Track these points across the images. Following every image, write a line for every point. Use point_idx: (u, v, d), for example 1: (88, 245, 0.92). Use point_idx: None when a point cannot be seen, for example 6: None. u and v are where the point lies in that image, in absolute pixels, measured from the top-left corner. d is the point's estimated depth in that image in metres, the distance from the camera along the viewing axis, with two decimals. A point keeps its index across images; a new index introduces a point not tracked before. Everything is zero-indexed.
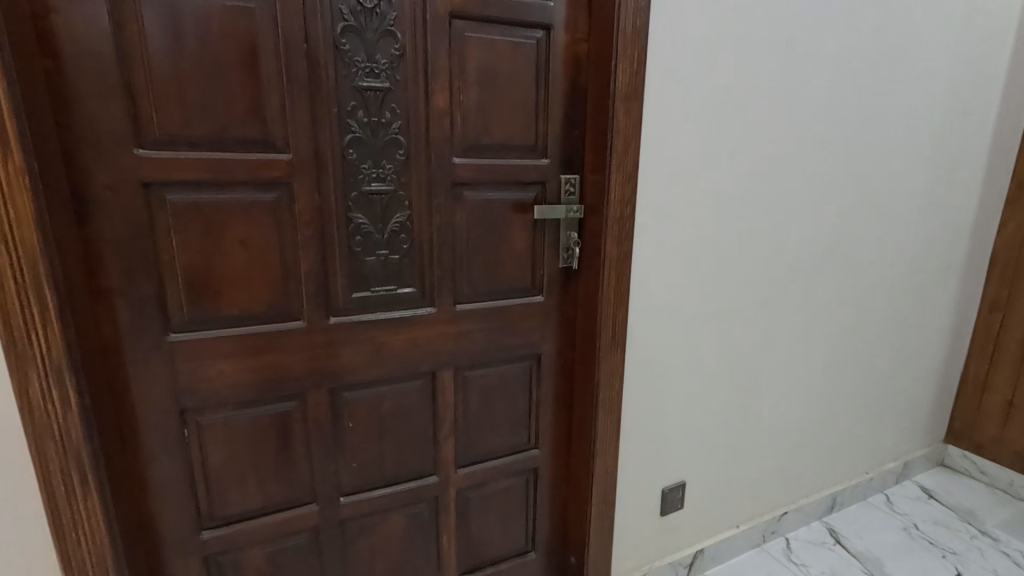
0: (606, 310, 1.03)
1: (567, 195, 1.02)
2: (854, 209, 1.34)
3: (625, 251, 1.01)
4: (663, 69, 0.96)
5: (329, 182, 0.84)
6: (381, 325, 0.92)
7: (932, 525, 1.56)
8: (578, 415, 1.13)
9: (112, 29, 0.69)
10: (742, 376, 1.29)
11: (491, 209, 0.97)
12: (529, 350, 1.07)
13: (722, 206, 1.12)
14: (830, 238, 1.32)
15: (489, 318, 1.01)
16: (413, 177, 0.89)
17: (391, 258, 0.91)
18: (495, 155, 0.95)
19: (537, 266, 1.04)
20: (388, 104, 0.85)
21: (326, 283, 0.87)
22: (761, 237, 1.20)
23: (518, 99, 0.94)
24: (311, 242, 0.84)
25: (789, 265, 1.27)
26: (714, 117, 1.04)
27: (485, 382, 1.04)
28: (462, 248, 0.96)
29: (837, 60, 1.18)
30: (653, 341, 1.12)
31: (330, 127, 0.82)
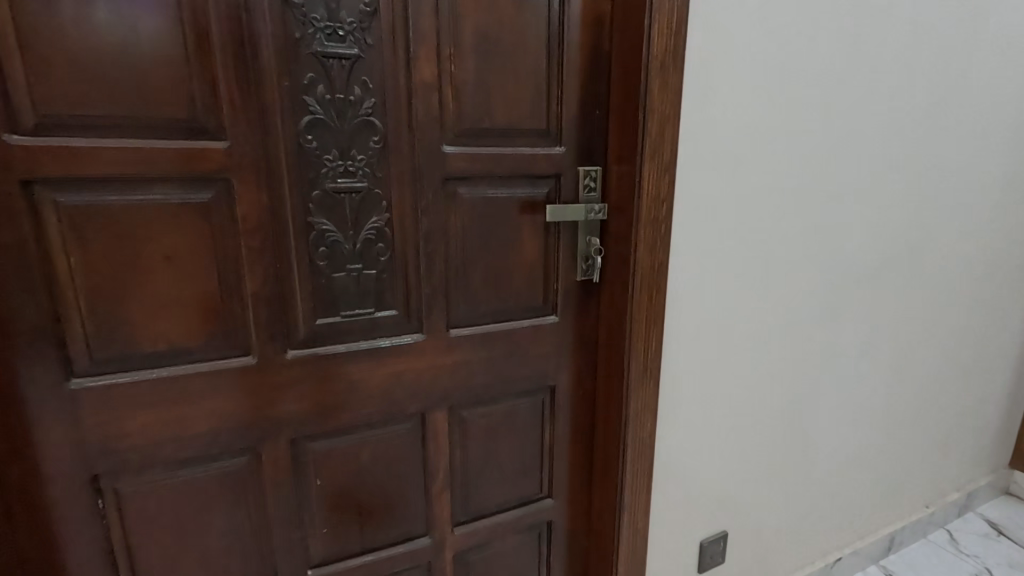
0: (637, 335, 0.83)
1: (586, 192, 0.82)
2: (926, 205, 1.13)
3: (661, 261, 0.81)
4: (709, 31, 0.76)
5: (281, 178, 0.64)
6: (355, 358, 0.73)
7: (1006, 569, 1.35)
8: (601, 458, 0.94)
9: None
10: (794, 404, 1.09)
11: (492, 211, 0.77)
12: (541, 383, 0.87)
13: (776, 204, 0.91)
14: (897, 241, 1.11)
15: (492, 345, 0.82)
16: (392, 170, 0.70)
17: (367, 274, 0.72)
18: (496, 142, 0.76)
19: (550, 280, 0.84)
20: (358, 76, 0.66)
21: (283, 308, 0.68)
22: (820, 241, 0.99)
23: (524, 72, 0.75)
24: (260, 256, 0.65)
25: (850, 273, 1.06)
26: (769, 93, 0.84)
27: (489, 422, 0.85)
28: (457, 259, 0.77)
29: (912, 25, 0.97)
30: (692, 370, 0.92)
31: (280, 107, 0.63)
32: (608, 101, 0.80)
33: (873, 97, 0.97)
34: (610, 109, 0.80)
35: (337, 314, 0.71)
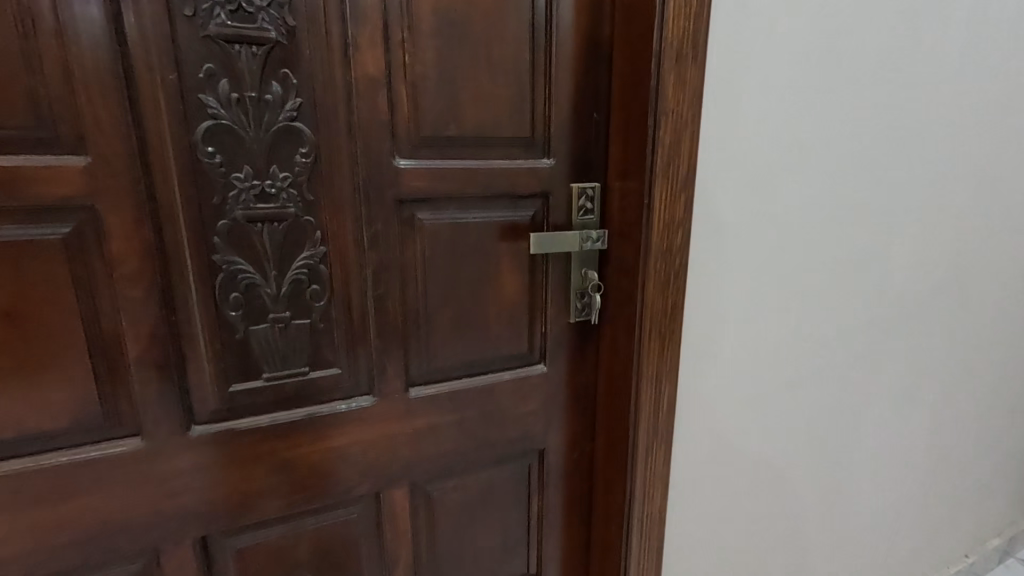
0: (646, 393, 0.66)
1: (581, 215, 0.66)
2: (990, 224, 0.95)
3: (676, 302, 0.64)
4: (739, 11, 0.59)
5: (174, 204, 0.49)
6: (285, 430, 0.57)
7: None
8: (600, 532, 0.77)
9: None
10: (827, 457, 0.92)
11: (462, 241, 0.61)
12: (527, 446, 0.71)
13: (813, 228, 0.74)
14: (955, 265, 0.94)
15: (463, 406, 0.66)
16: (328, 191, 0.54)
17: (297, 324, 0.56)
18: (466, 154, 0.59)
19: (536, 323, 0.68)
20: (276, 67, 0.49)
21: (183, 372, 0.52)
22: (863, 269, 0.82)
23: (501, 64, 0.58)
24: (148, 307, 0.50)
25: (898, 305, 0.90)
26: (810, 90, 0.67)
27: (462, 497, 0.69)
28: (417, 302, 0.61)
29: (983, 7, 0.80)
30: (709, 429, 0.75)
31: (167, 110, 0.47)
32: (609, 101, 0.63)
33: (935, 94, 0.80)
34: (612, 111, 0.63)
35: (260, 377, 0.56)
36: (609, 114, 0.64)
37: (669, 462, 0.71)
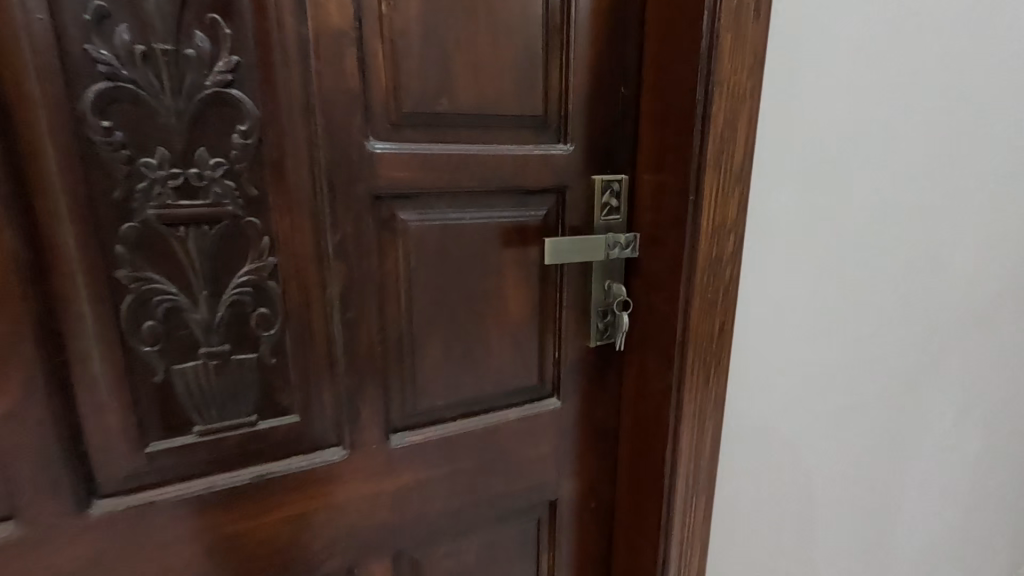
0: (687, 436, 0.53)
1: (605, 215, 0.53)
2: None
3: (723, 325, 0.51)
4: None
5: (56, 200, 0.35)
6: (225, 498, 0.44)
7: None
8: None
9: None
10: (919, 522, 0.75)
11: (455, 248, 0.48)
12: (535, 498, 0.58)
13: (906, 234, 0.59)
14: None
15: (458, 454, 0.53)
16: (278, 184, 0.41)
17: (239, 359, 0.42)
18: (461, 137, 0.46)
19: (546, 348, 0.55)
20: (201, 10, 0.36)
21: (79, 430, 0.39)
22: (973, 287, 0.65)
23: (506, 20, 0.45)
24: (22, 345, 0.36)
25: (1011, 334, 0.72)
26: (907, 58, 0.52)
27: (457, 564, 0.56)
28: (398, 328, 0.48)
29: None
30: (766, 482, 0.61)
31: (39, 68, 0.33)
32: (641, 71, 0.50)
33: None
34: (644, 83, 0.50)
35: (190, 432, 0.42)
36: (641, 87, 0.51)
37: (710, 518, 0.58)
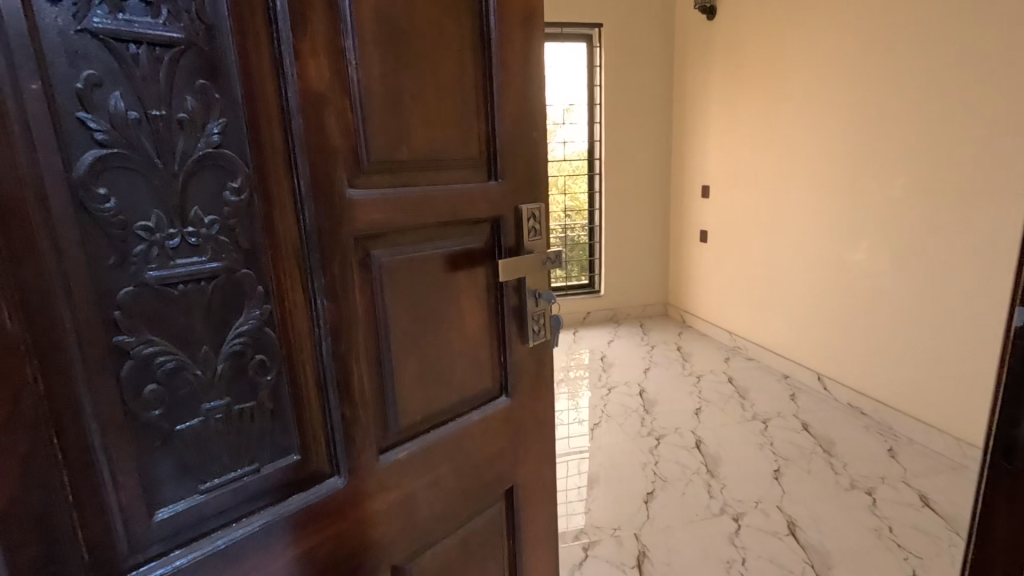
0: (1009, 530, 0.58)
1: (530, 235, 0.80)
2: (782, 450, 2.61)
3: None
4: None
5: (84, 272, 0.43)
6: (300, 510, 0.59)
7: (788, 445, 2.67)
8: (545, 539, 0.94)
9: (338, 302, 0.60)
10: (689, 466, 2.55)
11: (431, 262, 0.69)
12: (494, 482, 0.83)
13: None
14: (733, 437, 2.79)
15: (432, 461, 0.72)
16: (269, 238, 0.54)
17: (239, 408, 0.54)
18: (424, 177, 0.66)
19: (491, 351, 0.80)
20: (192, 111, 0.48)
21: (139, 472, 0.47)
22: None
23: (443, 85, 0.67)
24: (7, 436, 0.40)
25: None
26: None
27: (445, 556, 0.76)
28: (385, 331, 0.65)
29: None
30: None
31: (29, 117, 0.39)
32: (534, 118, 0.79)
33: None
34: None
35: (198, 490, 0.51)
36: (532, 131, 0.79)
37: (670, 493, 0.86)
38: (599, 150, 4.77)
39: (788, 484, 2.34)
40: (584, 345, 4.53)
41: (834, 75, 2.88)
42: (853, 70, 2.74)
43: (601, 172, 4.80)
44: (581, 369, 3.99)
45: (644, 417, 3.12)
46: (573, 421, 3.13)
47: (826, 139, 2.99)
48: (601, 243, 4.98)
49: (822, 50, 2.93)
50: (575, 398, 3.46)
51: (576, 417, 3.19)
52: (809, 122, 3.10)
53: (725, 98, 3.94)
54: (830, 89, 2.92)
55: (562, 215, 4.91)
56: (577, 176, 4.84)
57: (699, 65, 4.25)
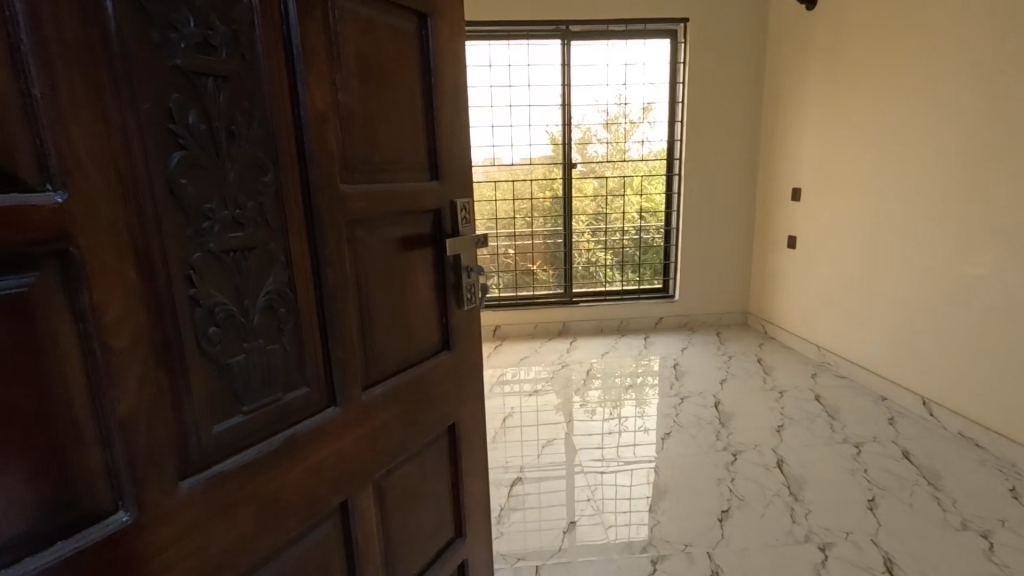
0: None
1: (461, 223, 1.18)
2: (875, 481, 2.50)
3: None
4: None
5: (169, 241, 0.64)
6: (315, 428, 0.85)
7: (884, 475, 2.56)
8: (473, 452, 1.34)
9: (337, 269, 0.87)
10: (770, 487, 2.52)
11: (395, 238, 1.00)
12: (442, 418, 1.19)
13: None
14: (824, 462, 2.70)
15: (398, 395, 1.03)
16: (291, 224, 0.79)
17: (269, 348, 0.77)
18: (386, 177, 0.97)
19: (437, 310, 1.16)
20: (244, 131, 0.71)
21: (210, 386, 0.70)
22: None
23: (399, 114, 1.00)
24: (128, 356, 0.60)
25: None
26: None
27: (407, 474, 1.10)
28: (363, 288, 0.94)
29: None
30: None
31: (147, 134, 0.60)
32: (460, 138, 1.16)
33: None
34: None
35: (241, 412, 0.74)
36: (459, 146, 1.16)
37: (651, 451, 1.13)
38: (679, 150, 4.74)
39: (888, 518, 2.24)
40: (655, 351, 4.54)
41: (957, 74, 2.73)
42: (985, 72, 2.58)
43: (681, 172, 4.75)
44: (654, 376, 4.01)
45: (720, 431, 3.11)
46: (641, 428, 3.18)
47: (948, 143, 2.81)
48: (678, 247, 4.94)
49: (946, 48, 2.78)
50: (644, 405, 3.51)
51: (644, 425, 3.23)
52: (926, 126, 2.94)
53: (826, 98, 3.78)
54: (953, 89, 2.75)
55: (637, 214, 4.92)
56: (653, 176, 4.85)
57: (796, 64, 4.11)
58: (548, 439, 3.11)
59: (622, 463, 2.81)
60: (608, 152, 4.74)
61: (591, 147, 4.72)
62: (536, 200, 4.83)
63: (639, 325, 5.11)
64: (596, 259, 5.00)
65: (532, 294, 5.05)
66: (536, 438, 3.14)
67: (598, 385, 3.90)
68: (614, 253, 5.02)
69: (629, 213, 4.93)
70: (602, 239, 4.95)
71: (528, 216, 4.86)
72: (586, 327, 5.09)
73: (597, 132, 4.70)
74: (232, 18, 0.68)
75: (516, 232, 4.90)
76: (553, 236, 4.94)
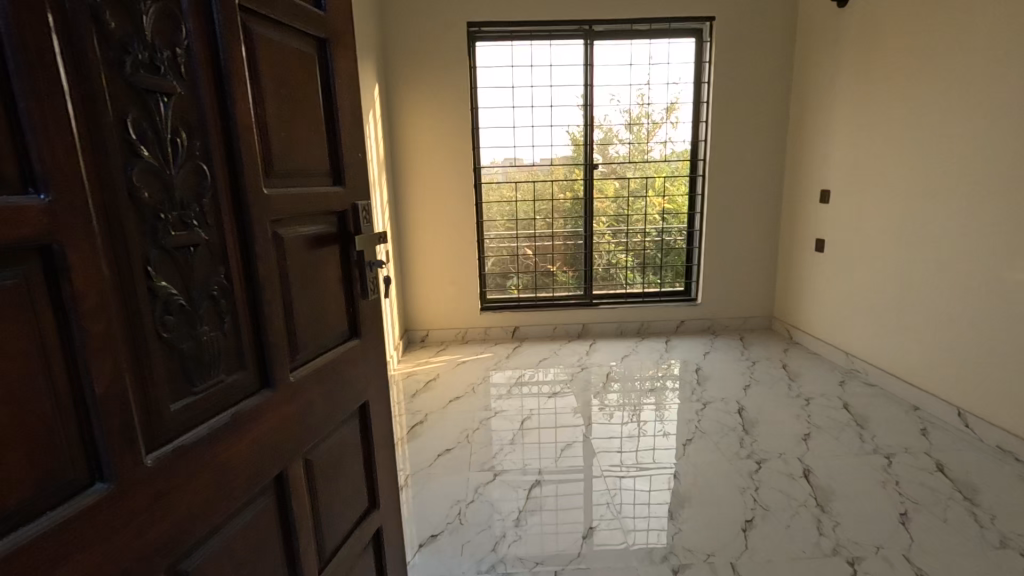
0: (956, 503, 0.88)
1: (363, 221, 1.24)
2: (902, 494, 2.43)
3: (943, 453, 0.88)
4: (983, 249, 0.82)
5: (131, 238, 0.70)
6: (257, 404, 0.92)
7: (914, 487, 2.48)
8: (384, 432, 1.41)
9: (265, 263, 0.94)
10: (793, 497, 2.46)
11: (310, 237, 1.07)
12: (354, 400, 1.25)
13: None
14: (848, 472, 2.63)
15: (319, 376, 1.10)
16: (226, 224, 0.86)
17: (209, 334, 0.83)
18: (299, 181, 1.03)
19: (345, 304, 1.22)
20: (184, 140, 0.78)
21: (169, 368, 0.76)
22: None
23: (308, 123, 1.07)
24: (106, 340, 0.66)
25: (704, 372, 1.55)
26: None
27: (331, 447, 1.16)
28: (288, 283, 1.01)
29: None
30: None
31: (109, 141, 0.66)
32: (359, 146, 1.24)
33: None
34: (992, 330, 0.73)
35: (189, 394, 0.80)
36: (359, 153, 1.24)
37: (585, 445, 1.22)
38: (704, 150, 4.68)
39: (921, 532, 2.17)
40: (676, 356, 4.48)
41: (992, 73, 2.65)
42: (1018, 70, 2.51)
43: (705, 173, 4.68)
44: (676, 380, 3.96)
45: (745, 437, 3.05)
46: (661, 433, 3.15)
47: (982, 143, 2.72)
48: (700, 249, 4.88)
49: (978, 46, 2.71)
50: (665, 410, 3.47)
51: (663, 430, 3.20)
52: (957, 125, 2.85)
53: (857, 97, 3.68)
54: (988, 87, 2.67)
55: (659, 216, 4.87)
56: (677, 178, 4.80)
57: (825, 63, 4.03)
58: (567, 442, 3.10)
59: (636, 469, 2.78)
60: (630, 152, 4.69)
61: (613, 148, 4.68)
62: (557, 202, 4.82)
63: (660, 328, 5.04)
64: (616, 260, 4.96)
65: (552, 295, 5.04)
66: (554, 441, 3.13)
67: (617, 389, 3.86)
68: (635, 255, 4.97)
69: (651, 214, 4.88)
70: (624, 240, 4.90)
71: (549, 217, 4.85)
72: (606, 330, 5.05)
73: (619, 133, 4.67)
74: (170, 39, 0.75)
75: (536, 233, 4.89)
76: (573, 237, 4.92)
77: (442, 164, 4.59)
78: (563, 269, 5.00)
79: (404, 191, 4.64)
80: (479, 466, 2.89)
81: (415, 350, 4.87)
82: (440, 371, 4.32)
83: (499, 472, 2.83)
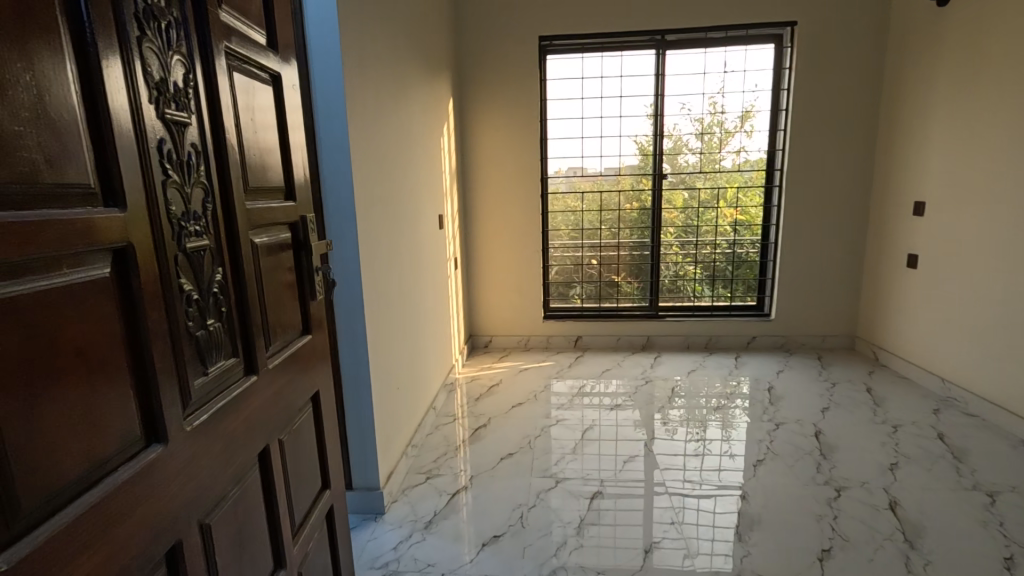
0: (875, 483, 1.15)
1: (310, 230, 1.56)
2: (997, 534, 2.36)
3: None
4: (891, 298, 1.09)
5: (169, 244, 0.94)
6: (247, 386, 1.20)
7: (1012, 527, 2.39)
8: (328, 414, 1.72)
9: (245, 265, 1.20)
10: (880, 530, 2.43)
11: (272, 240, 1.37)
12: (307, 389, 1.56)
13: None
14: (934, 507, 2.56)
15: (285, 366, 1.40)
16: (221, 234, 1.11)
17: (215, 323, 1.08)
18: (263, 197, 1.33)
19: (298, 301, 1.53)
20: (194, 166, 1.03)
21: (194, 346, 1.00)
22: None
23: (269, 148, 1.37)
24: (157, 321, 0.90)
25: None
26: None
27: (294, 429, 1.46)
28: (259, 280, 1.27)
29: None
30: None
31: (156, 170, 0.91)
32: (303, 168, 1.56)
33: None
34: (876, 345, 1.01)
35: (204, 371, 1.04)
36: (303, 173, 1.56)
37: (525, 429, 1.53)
38: (782, 160, 4.62)
39: None
40: (747, 372, 4.44)
41: None
42: None
43: (782, 185, 4.62)
44: (746, 399, 3.92)
45: (824, 462, 3.02)
46: (727, 454, 3.17)
47: None
48: (776, 261, 4.79)
49: None
50: (732, 428, 3.49)
51: (730, 451, 3.21)
52: None
53: (958, 106, 3.54)
54: None
55: (731, 228, 4.84)
56: (751, 189, 4.76)
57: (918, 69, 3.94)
58: (628, 456, 3.21)
59: (713, 487, 2.84)
60: (700, 161, 4.71)
61: (682, 157, 4.73)
62: (623, 211, 4.91)
63: (728, 344, 5.00)
64: (685, 272, 4.98)
65: (616, 306, 5.13)
66: (614, 453, 3.25)
67: (681, 405, 3.89)
68: (704, 268, 4.96)
69: (722, 226, 4.85)
70: (693, 252, 4.90)
71: (615, 227, 4.96)
72: (672, 343, 5.06)
73: (688, 142, 4.70)
74: (184, 86, 1.01)
75: (601, 243, 5.01)
76: (639, 248, 4.99)
77: (522, 180, 4.83)
78: (628, 281, 5.08)
79: (475, 202, 4.93)
80: (541, 473, 3.06)
81: (480, 355, 5.13)
82: (502, 377, 4.54)
83: (562, 480, 2.99)
